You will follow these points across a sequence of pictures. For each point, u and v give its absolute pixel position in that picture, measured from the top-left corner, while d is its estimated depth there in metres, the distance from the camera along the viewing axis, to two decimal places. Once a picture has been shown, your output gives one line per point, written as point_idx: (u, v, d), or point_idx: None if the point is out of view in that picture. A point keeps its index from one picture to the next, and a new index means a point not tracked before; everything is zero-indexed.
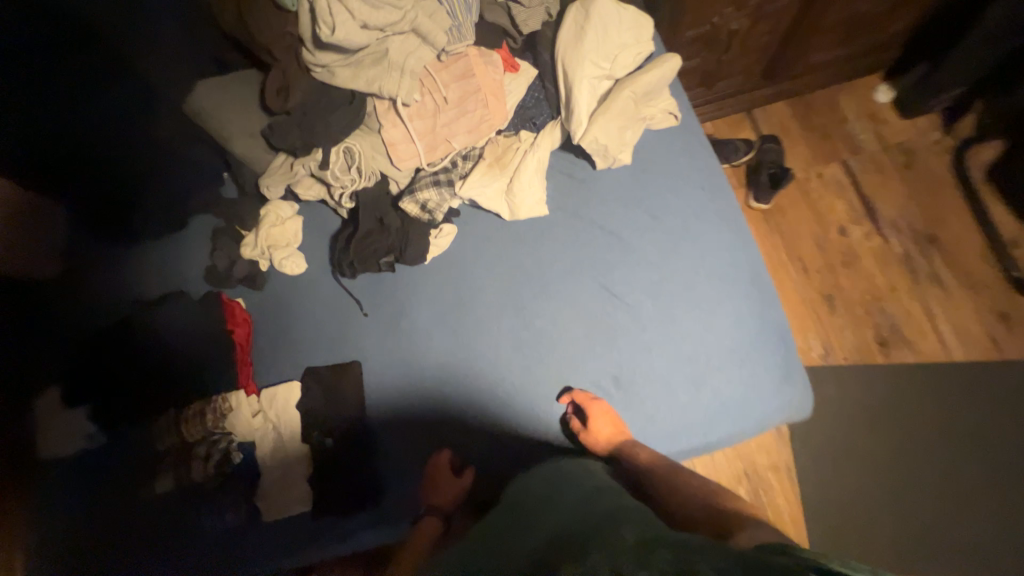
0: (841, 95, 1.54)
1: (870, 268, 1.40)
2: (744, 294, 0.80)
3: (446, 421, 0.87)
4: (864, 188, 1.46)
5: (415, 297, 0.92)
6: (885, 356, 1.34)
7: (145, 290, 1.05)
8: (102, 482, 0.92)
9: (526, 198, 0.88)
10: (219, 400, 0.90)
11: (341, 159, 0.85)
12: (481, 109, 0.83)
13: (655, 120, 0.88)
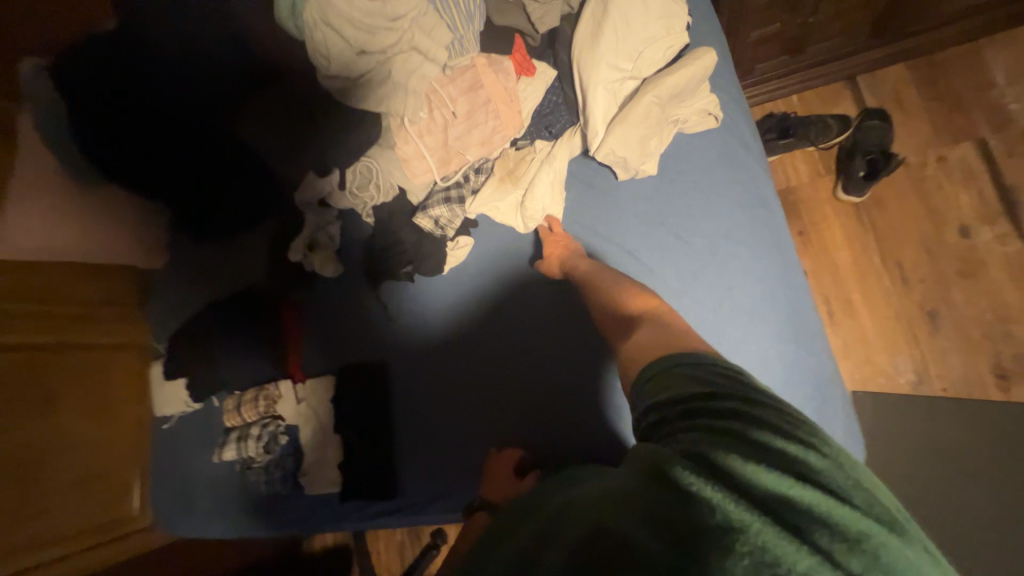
0: (987, 55, 1.20)
1: (998, 281, 1.12)
2: (774, 333, 0.72)
3: (461, 436, 0.92)
4: (1006, 178, 1.14)
5: (433, 306, 0.96)
6: (1001, 392, 1.09)
7: (217, 281, 1.11)
8: (191, 442, 1.09)
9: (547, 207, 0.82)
10: (271, 388, 1.03)
11: (357, 176, 0.87)
12: (493, 121, 0.80)
13: (689, 121, 0.77)
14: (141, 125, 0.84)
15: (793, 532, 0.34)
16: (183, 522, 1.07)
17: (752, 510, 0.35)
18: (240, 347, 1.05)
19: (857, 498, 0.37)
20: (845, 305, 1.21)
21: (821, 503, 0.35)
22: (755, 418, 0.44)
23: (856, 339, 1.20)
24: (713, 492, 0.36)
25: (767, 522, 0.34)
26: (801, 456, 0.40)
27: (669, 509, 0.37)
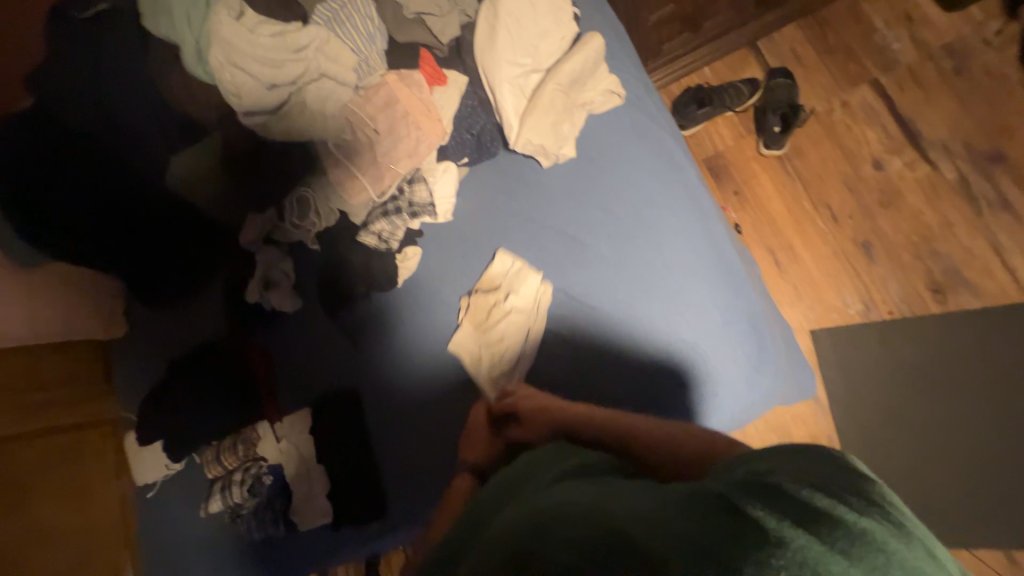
0: (865, 2, 1.30)
1: (917, 204, 1.20)
2: (708, 282, 0.76)
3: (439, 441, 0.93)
4: (904, 109, 1.23)
5: (390, 321, 0.96)
6: (940, 305, 1.16)
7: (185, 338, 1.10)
8: (176, 505, 1.05)
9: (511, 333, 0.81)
10: (250, 430, 1.04)
11: (296, 205, 0.90)
12: (416, 131, 0.84)
13: (598, 102, 0.82)
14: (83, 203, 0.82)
15: (836, 552, 0.34)
16: None
17: (798, 525, 0.36)
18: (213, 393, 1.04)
19: (925, 550, 0.36)
20: (789, 251, 1.28)
21: (875, 531, 0.36)
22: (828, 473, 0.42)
23: (804, 280, 1.26)
24: (758, 510, 0.37)
25: (810, 538, 0.35)
26: (861, 504, 0.38)
27: (710, 522, 0.38)
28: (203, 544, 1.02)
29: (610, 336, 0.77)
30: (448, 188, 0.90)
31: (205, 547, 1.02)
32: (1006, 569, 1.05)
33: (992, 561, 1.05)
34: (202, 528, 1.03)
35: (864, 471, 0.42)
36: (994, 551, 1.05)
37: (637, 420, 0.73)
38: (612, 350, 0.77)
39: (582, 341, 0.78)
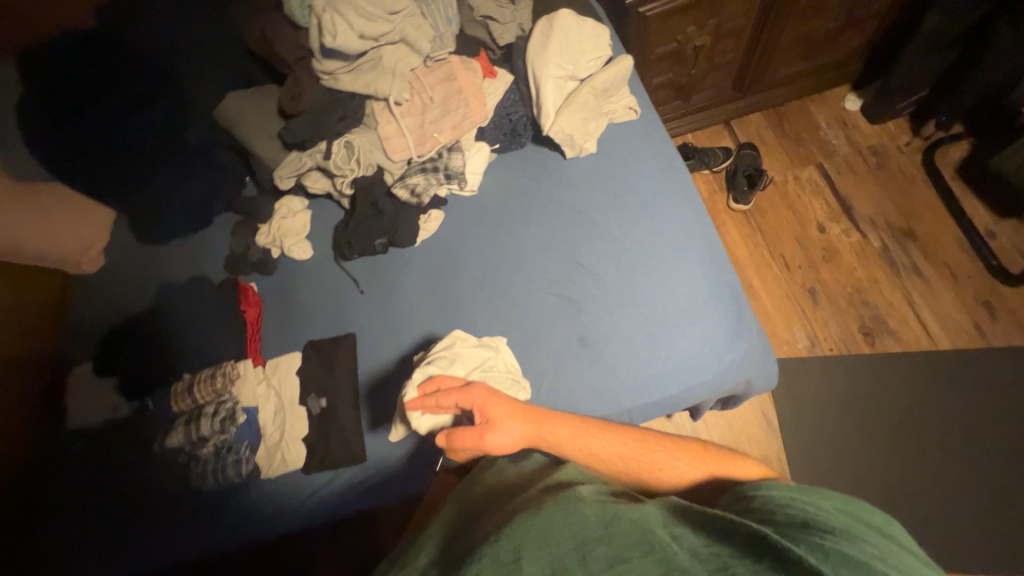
0: (813, 106, 1.64)
1: (851, 262, 1.44)
2: (698, 261, 0.87)
3: None
4: (841, 189, 1.53)
5: (406, 274, 1.03)
6: (870, 347, 1.36)
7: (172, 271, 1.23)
8: (115, 448, 1.06)
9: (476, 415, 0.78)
10: (231, 366, 0.99)
11: (342, 151, 0.97)
12: (463, 108, 0.97)
13: (618, 114, 1.00)
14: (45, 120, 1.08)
15: None
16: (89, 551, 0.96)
17: None
18: (201, 332, 1.08)
19: None
20: (749, 289, 1.47)
21: None
22: (863, 531, 0.47)
23: (761, 314, 1.44)
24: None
25: None
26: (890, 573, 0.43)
27: None
28: (139, 488, 1.00)
29: (609, 297, 0.88)
30: (480, 163, 1.02)
31: (141, 493, 1.00)
32: None
33: None
34: (147, 470, 1.02)
35: (892, 537, 0.48)
36: None
37: (629, 367, 0.83)
38: (610, 308, 0.87)
39: (578, 298, 0.89)
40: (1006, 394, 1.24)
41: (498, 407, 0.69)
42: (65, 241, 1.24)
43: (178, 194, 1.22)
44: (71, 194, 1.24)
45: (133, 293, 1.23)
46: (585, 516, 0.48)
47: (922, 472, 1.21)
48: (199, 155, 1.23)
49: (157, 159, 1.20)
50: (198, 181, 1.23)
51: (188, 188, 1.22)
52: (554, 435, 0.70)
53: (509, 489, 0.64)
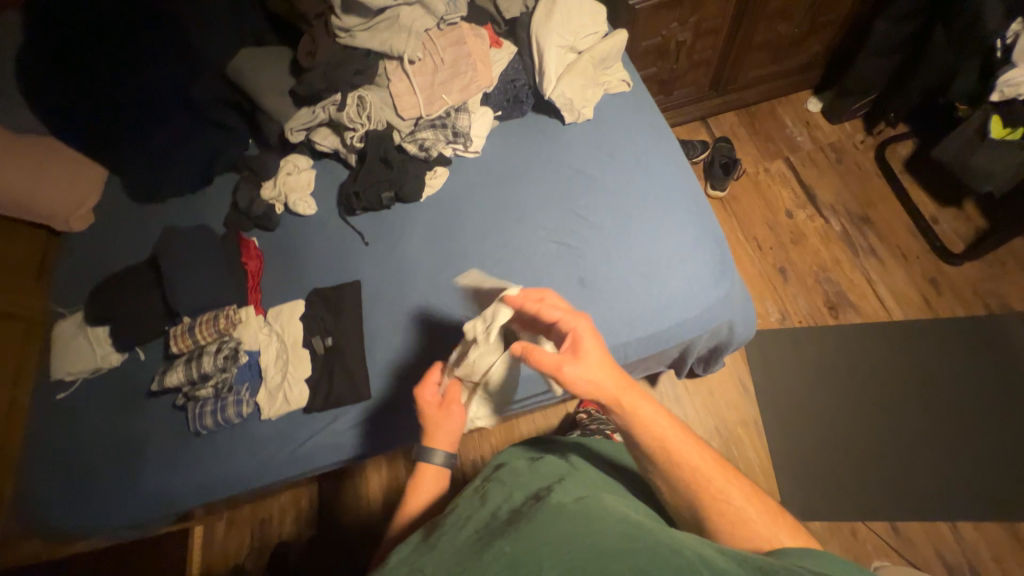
0: (780, 107, 1.80)
1: (816, 244, 1.58)
2: (684, 211, 0.96)
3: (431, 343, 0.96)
4: (806, 179, 1.68)
5: (410, 227, 1.07)
6: (835, 318, 1.47)
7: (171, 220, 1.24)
8: (107, 398, 1.07)
9: (444, 389, 0.81)
10: (233, 311, 1.02)
11: (355, 104, 1.05)
12: (471, 71, 1.05)
13: (612, 86, 1.10)
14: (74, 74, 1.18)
15: None
16: (85, 491, 1.00)
17: None
18: (191, 277, 1.04)
19: None
20: None
21: None
22: None
23: None
24: None
25: None
26: None
27: None
28: (134, 434, 1.02)
29: (607, 243, 0.96)
30: (482, 126, 1.09)
31: (136, 439, 1.02)
32: (892, 537, 1.23)
33: (879, 530, 1.24)
34: (143, 417, 1.04)
35: None
36: (881, 520, 1.24)
37: (624, 303, 0.91)
38: (607, 252, 0.95)
39: (576, 244, 0.97)
40: (951, 359, 1.38)
41: (593, 343, 0.64)
42: (58, 197, 1.21)
43: (179, 151, 1.23)
44: (69, 150, 1.24)
45: (121, 250, 1.22)
46: (611, 532, 0.47)
47: (881, 430, 1.32)
48: (206, 113, 1.23)
49: (166, 115, 1.23)
50: (200, 140, 1.24)
51: (189, 147, 1.23)
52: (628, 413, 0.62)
53: (520, 484, 0.63)
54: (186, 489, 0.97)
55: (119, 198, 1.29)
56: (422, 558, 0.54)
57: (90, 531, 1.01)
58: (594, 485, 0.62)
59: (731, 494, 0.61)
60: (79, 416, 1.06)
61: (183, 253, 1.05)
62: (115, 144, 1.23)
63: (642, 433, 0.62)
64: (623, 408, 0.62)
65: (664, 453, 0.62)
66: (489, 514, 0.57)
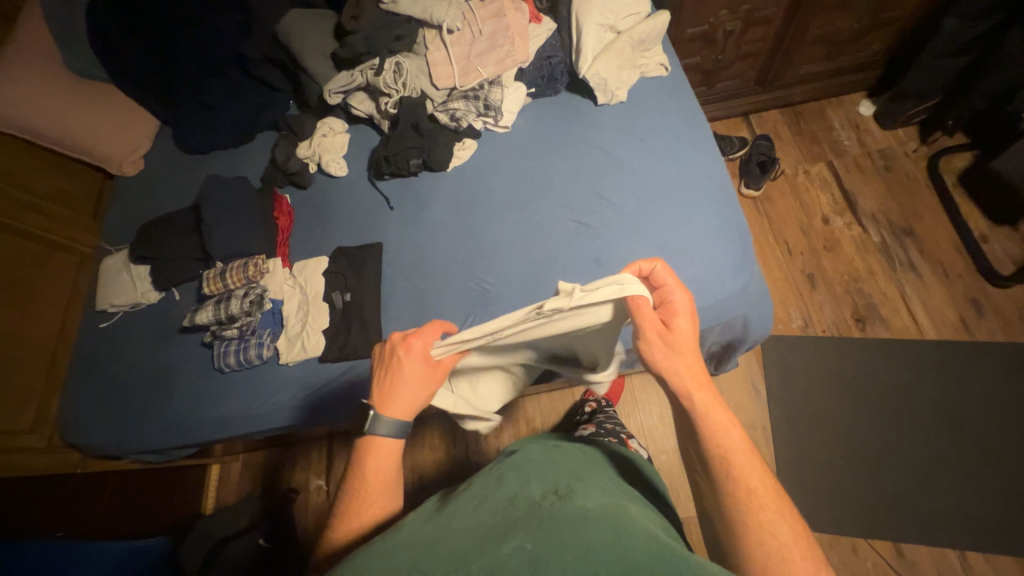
0: (829, 107, 1.72)
1: (850, 253, 1.51)
2: (709, 201, 0.95)
3: (440, 310, 0.98)
4: (848, 185, 1.60)
5: (435, 195, 1.09)
6: (862, 331, 1.42)
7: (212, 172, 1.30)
8: (144, 331, 1.15)
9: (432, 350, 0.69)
10: (262, 261, 1.08)
11: (392, 70, 1.07)
12: (508, 45, 1.06)
13: (649, 69, 1.09)
14: (146, 28, 1.29)
15: None
16: (119, 414, 1.08)
17: None
18: (226, 224, 1.09)
19: None
20: None
21: None
22: None
23: None
24: None
25: None
26: None
27: None
28: (166, 365, 1.10)
29: (628, 225, 0.95)
30: (515, 101, 1.09)
31: (167, 370, 1.10)
32: (894, 557, 1.19)
33: (882, 549, 1.20)
34: (175, 351, 1.11)
35: None
36: (884, 539, 1.21)
37: None
38: (627, 234, 0.95)
39: (596, 223, 0.97)
40: (983, 384, 1.31)
41: (681, 321, 0.64)
42: (116, 142, 1.29)
43: (226, 105, 1.29)
44: (126, 98, 1.32)
45: (165, 195, 1.30)
46: (629, 546, 0.47)
47: (898, 449, 1.28)
48: (253, 71, 1.29)
49: (218, 70, 1.31)
50: (245, 97, 1.30)
51: (235, 102, 1.29)
52: (704, 399, 0.63)
53: (538, 473, 0.63)
54: (207, 421, 1.03)
55: (168, 148, 1.37)
56: (427, 529, 0.55)
57: (121, 450, 1.09)
58: (611, 487, 0.62)
59: (783, 526, 0.56)
60: (118, 345, 1.15)
61: (222, 202, 1.12)
62: (171, 94, 1.32)
63: (710, 424, 0.62)
64: (695, 387, 0.63)
65: (732, 456, 0.60)
66: (505, 500, 0.57)
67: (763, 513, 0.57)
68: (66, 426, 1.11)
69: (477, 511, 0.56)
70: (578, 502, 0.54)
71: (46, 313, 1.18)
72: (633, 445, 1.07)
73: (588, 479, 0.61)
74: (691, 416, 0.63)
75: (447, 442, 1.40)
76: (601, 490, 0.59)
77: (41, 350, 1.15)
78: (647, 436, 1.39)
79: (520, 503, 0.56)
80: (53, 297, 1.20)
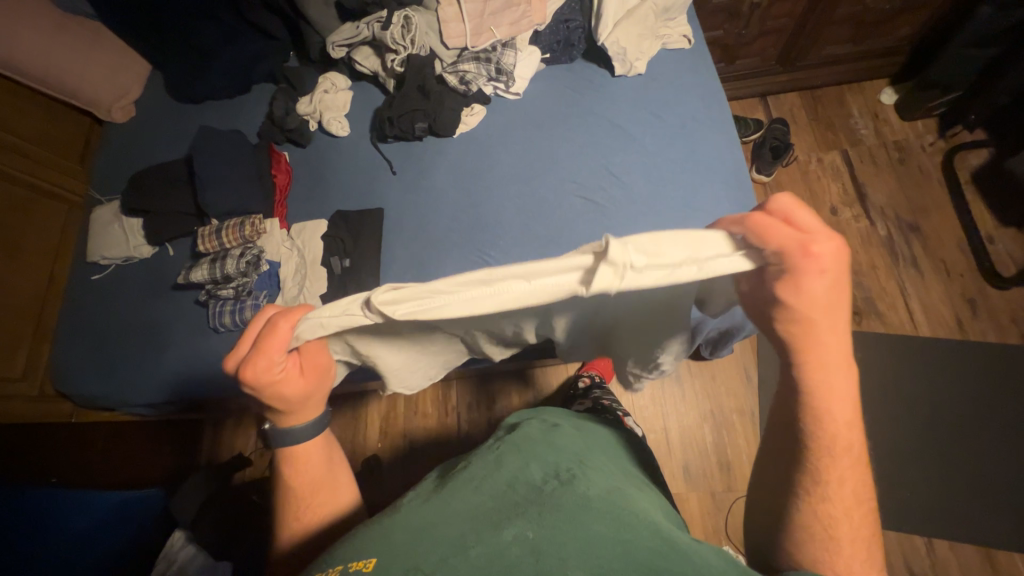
0: (849, 93, 1.67)
1: (854, 246, 1.50)
2: (721, 185, 0.92)
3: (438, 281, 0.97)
4: (859, 176, 1.57)
5: (439, 162, 1.05)
6: (857, 324, 1.43)
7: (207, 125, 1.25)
8: (137, 285, 1.13)
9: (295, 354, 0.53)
10: (259, 221, 1.04)
11: (400, 24, 1.01)
12: (524, 5, 1.01)
13: (671, 40, 1.03)
14: None
15: None
16: (112, 367, 1.08)
17: None
18: (221, 180, 1.05)
19: None
20: None
21: None
22: None
23: None
24: None
25: None
26: None
27: None
28: (159, 321, 1.09)
29: (637, 205, 0.93)
30: (529, 67, 1.04)
31: (161, 326, 1.09)
32: None
33: None
34: (169, 307, 1.10)
35: None
36: None
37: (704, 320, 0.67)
38: (634, 215, 0.93)
39: (603, 201, 0.95)
40: (969, 384, 1.33)
41: (788, 295, 0.44)
42: (102, 85, 1.23)
43: (220, 52, 1.22)
44: (114, 39, 1.26)
45: (157, 146, 1.24)
46: (628, 539, 0.48)
47: (879, 442, 1.31)
48: (249, 17, 1.21)
49: (211, 13, 1.22)
50: (241, 44, 1.23)
51: (230, 49, 1.22)
52: (829, 381, 0.48)
53: (542, 453, 0.61)
54: (203, 378, 1.03)
55: (160, 96, 1.30)
56: (425, 508, 0.55)
57: (113, 403, 1.09)
58: (610, 469, 0.63)
59: (849, 539, 0.49)
60: (110, 298, 1.13)
61: (219, 156, 1.07)
62: (162, 37, 1.24)
63: (820, 413, 0.48)
64: (807, 370, 0.48)
65: (832, 457, 0.49)
66: (505, 483, 0.57)
67: (829, 501, 0.50)
68: (58, 377, 1.10)
69: (479, 492, 0.55)
70: (579, 488, 0.54)
71: (33, 261, 1.15)
72: (629, 423, 1.07)
73: (588, 461, 0.62)
74: (801, 399, 0.49)
75: (441, 411, 1.43)
76: (603, 474, 0.59)
77: (29, 299, 1.14)
78: (638, 416, 1.42)
79: (523, 486, 0.55)
80: (41, 245, 1.17)
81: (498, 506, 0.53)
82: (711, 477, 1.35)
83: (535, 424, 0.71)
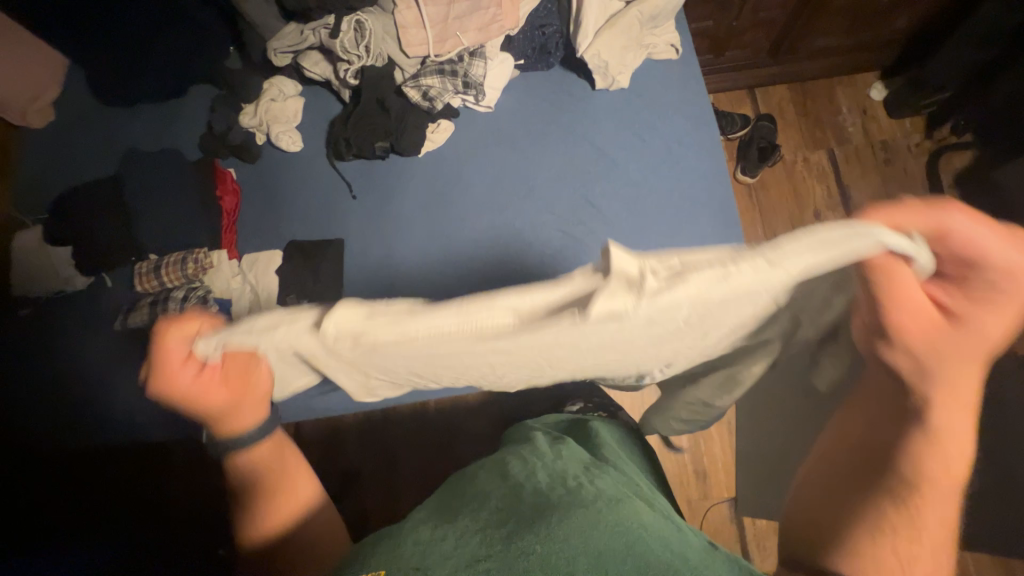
0: (839, 87, 1.59)
1: None
2: (706, 218, 0.86)
3: None
4: (844, 177, 1.53)
5: (403, 186, 0.96)
6: None
7: (139, 132, 1.10)
8: (76, 320, 1.02)
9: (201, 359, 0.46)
10: (203, 254, 0.93)
11: (351, 31, 0.88)
12: (494, 8, 0.88)
13: (657, 50, 0.94)
14: None
15: None
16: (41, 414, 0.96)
17: None
18: (162, 212, 0.96)
19: None
20: None
21: None
22: None
23: None
24: None
25: None
26: None
27: None
28: (95, 362, 0.99)
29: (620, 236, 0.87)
30: (500, 78, 0.94)
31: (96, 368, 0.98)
32: None
33: None
34: (109, 347, 1.00)
35: None
36: None
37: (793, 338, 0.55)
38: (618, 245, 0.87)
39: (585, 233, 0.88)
40: None
41: (980, 321, 0.38)
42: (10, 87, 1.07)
43: (148, 49, 1.06)
44: None
45: (83, 157, 1.10)
46: (636, 553, 0.46)
47: None
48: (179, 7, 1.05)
49: None
50: (171, 39, 1.07)
51: (158, 45, 1.06)
52: (952, 425, 0.43)
53: (549, 466, 0.59)
54: (151, 428, 0.95)
55: (82, 98, 1.14)
56: (419, 519, 0.52)
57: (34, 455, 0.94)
58: (615, 475, 0.61)
59: None
60: (32, 339, 1.01)
61: (157, 181, 0.97)
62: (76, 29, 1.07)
63: (926, 463, 0.44)
64: (943, 432, 0.43)
65: (917, 501, 0.45)
66: (512, 489, 0.54)
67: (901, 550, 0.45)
68: None
69: (485, 502, 0.53)
70: (588, 496, 0.52)
71: None
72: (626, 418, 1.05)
73: (594, 468, 0.60)
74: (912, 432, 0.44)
75: None
76: (608, 479, 0.58)
77: None
78: None
79: (531, 495, 0.53)
80: None
81: (507, 515, 0.50)
82: (687, 486, 1.38)
83: (541, 438, 0.69)
